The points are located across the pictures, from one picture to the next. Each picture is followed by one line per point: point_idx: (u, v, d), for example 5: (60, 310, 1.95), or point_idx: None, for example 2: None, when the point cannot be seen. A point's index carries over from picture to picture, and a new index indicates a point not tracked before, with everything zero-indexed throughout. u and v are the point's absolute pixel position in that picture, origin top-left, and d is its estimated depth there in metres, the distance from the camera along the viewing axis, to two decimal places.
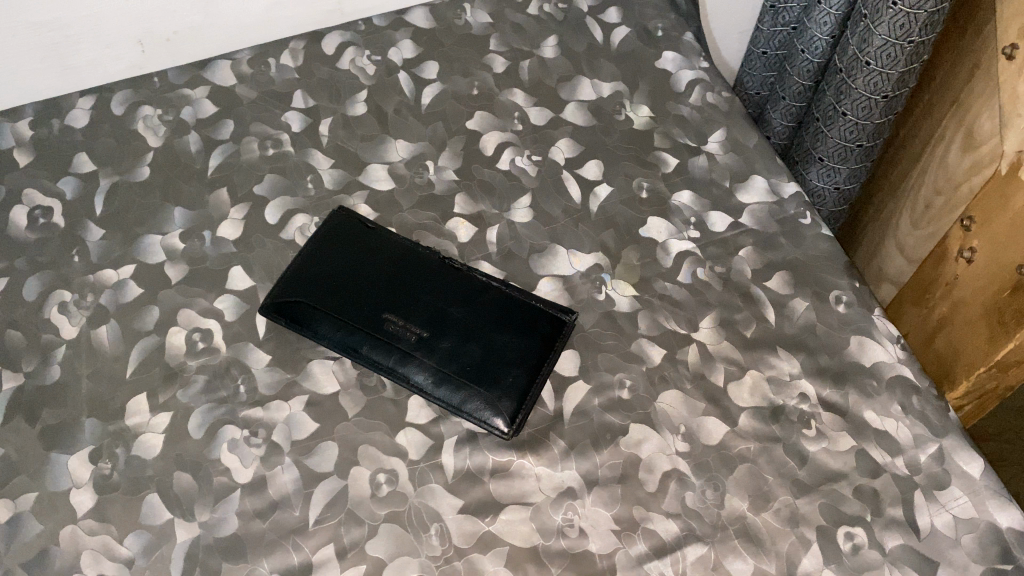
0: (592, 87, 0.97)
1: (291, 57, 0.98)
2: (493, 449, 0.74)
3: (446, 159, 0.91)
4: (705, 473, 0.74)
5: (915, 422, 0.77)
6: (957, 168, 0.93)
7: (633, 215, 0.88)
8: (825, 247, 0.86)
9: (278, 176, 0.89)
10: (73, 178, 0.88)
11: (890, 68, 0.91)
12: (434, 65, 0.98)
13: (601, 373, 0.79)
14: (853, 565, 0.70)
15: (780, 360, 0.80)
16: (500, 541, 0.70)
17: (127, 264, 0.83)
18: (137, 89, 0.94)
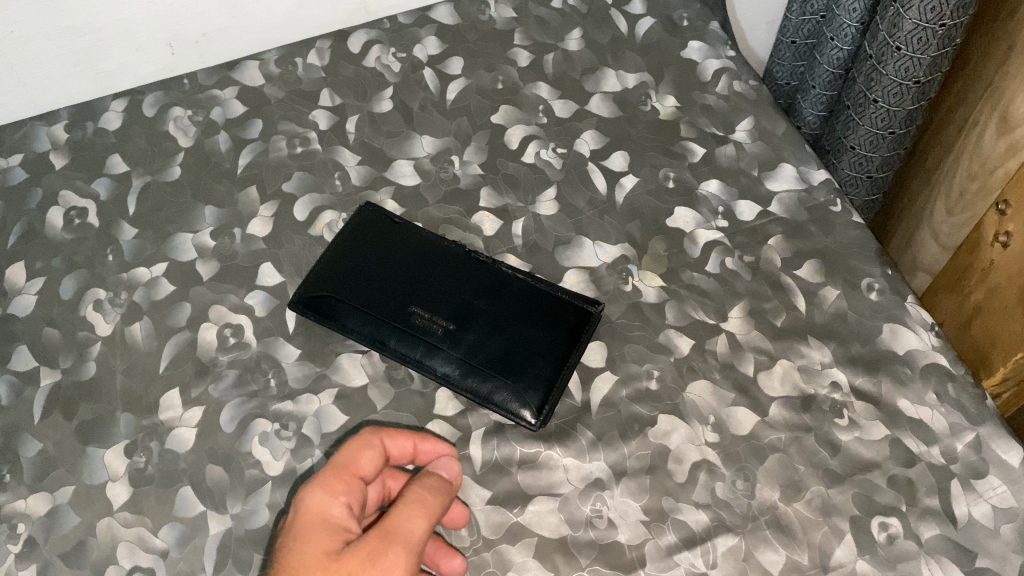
0: (617, 79, 0.97)
1: (318, 56, 0.99)
2: (520, 440, 0.74)
3: (471, 153, 0.91)
4: (735, 464, 0.73)
5: (951, 410, 0.75)
6: (992, 153, 0.92)
7: (660, 206, 0.88)
8: (855, 234, 0.85)
9: (306, 173, 0.90)
10: (107, 179, 0.90)
11: (922, 53, 0.89)
12: (459, 60, 0.98)
13: (629, 365, 0.78)
14: (888, 556, 0.69)
15: (810, 349, 0.79)
16: (528, 533, 0.70)
17: (159, 262, 0.85)
18: (167, 91, 0.96)
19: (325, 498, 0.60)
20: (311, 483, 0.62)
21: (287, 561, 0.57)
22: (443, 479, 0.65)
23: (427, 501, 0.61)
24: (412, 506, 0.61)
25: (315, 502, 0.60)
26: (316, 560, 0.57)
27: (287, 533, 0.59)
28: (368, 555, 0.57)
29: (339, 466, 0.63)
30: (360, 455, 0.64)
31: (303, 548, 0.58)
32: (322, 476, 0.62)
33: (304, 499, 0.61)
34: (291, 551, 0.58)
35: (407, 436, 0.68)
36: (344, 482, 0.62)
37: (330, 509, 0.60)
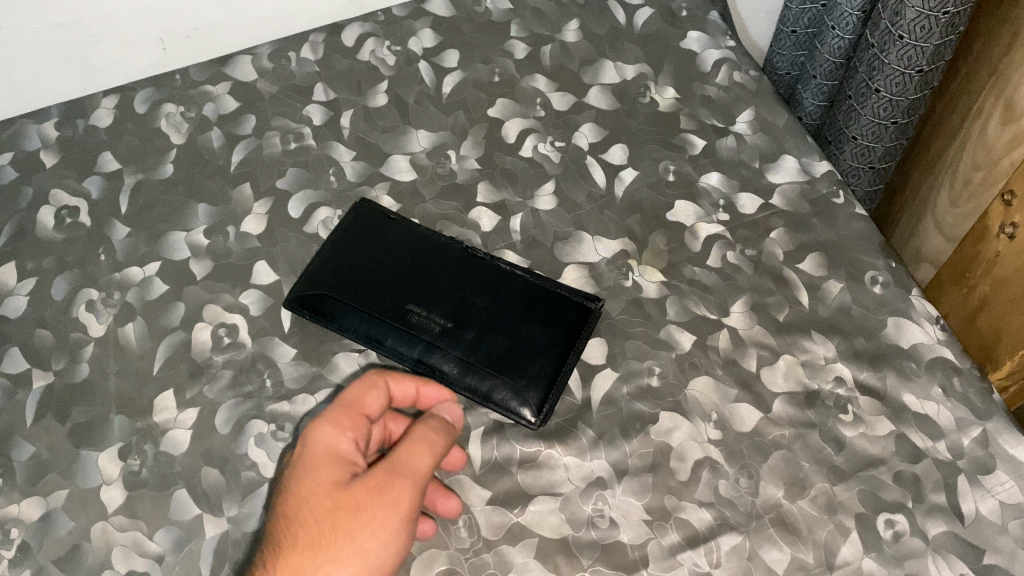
0: (615, 70, 0.95)
1: (312, 50, 0.97)
2: (520, 439, 0.73)
3: (468, 148, 0.90)
4: (738, 461, 0.72)
5: (957, 404, 0.74)
6: (997, 142, 0.90)
7: (660, 200, 0.86)
8: (859, 226, 0.83)
9: (300, 169, 0.88)
10: (98, 177, 0.88)
11: (925, 41, 0.87)
12: (455, 53, 0.97)
13: (630, 361, 0.77)
14: (895, 554, 0.68)
15: (814, 344, 0.78)
16: (529, 533, 0.69)
17: (152, 261, 0.83)
18: (159, 87, 0.94)
19: (333, 434, 0.67)
20: (321, 420, 0.68)
21: (300, 491, 0.64)
22: (446, 422, 0.69)
23: (427, 441, 0.66)
24: (414, 444, 0.65)
25: (325, 437, 0.67)
26: (324, 490, 0.64)
27: (300, 465, 0.66)
28: (372, 488, 0.63)
29: (347, 405, 0.68)
30: (366, 395, 0.69)
31: (314, 479, 0.64)
32: (331, 414, 0.68)
33: (314, 434, 0.67)
34: (303, 480, 0.65)
35: (412, 379, 0.72)
36: (351, 419, 0.68)
37: (339, 443, 0.67)
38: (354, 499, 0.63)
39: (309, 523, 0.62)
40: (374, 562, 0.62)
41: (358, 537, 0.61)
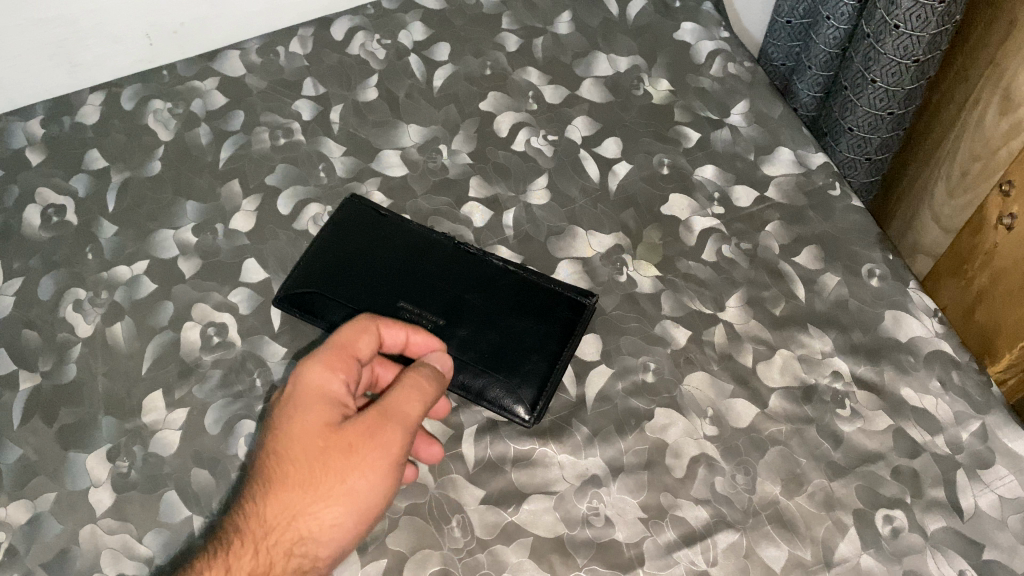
0: (608, 62, 0.94)
1: (300, 44, 0.96)
2: (514, 438, 0.72)
3: (459, 142, 0.89)
4: (735, 457, 0.71)
5: (956, 398, 0.73)
6: (995, 132, 0.89)
7: (654, 193, 0.85)
8: (855, 218, 0.82)
9: (290, 166, 0.87)
10: (85, 175, 0.87)
11: (921, 31, 0.86)
12: (446, 46, 0.96)
13: (625, 357, 0.76)
14: (893, 550, 0.67)
15: (811, 338, 0.77)
16: (523, 533, 0.68)
17: (140, 260, 0.82)
18: (146, 83, 0.93)
19: (325, 376, 0.65)
20: (311, 360, 0.66)
21: (289, 429, 0.63)
22: (439, 370, 0.68)
23: (420, 387, 0.65)
24: (407, 389, 0.64)
25: (316, 378, 0.65)
26: (315, 431, 0.63)
27: (288, 402, 0.65)
28: (364, 430, 0.62)
29: (338, 346, 0.66)
30: (358, 338, 0.67)
31: (303, 419, 0.63)
32: (320, 354, 0.66)
33: (303, 375, 0.65)
34: (292, 420, 0.63)
35: (402, 326, 0.71)
36: (343, 361, 0.66)
37: (329, 385, 0.65)
38: (342, 443, 0.62)
39: (297, 462, 0.62)
40: (362, 503, 0.62)
41: (347, 479, 0.61)
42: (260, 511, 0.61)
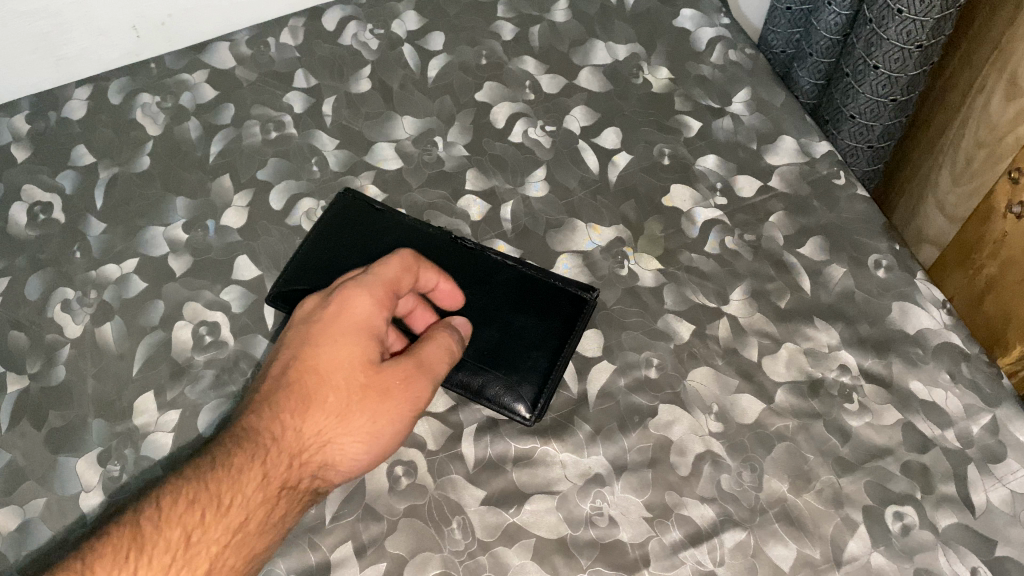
0: (606, 50, 0.92)
1: (291, 35, 0.94)
2: (514, 436, 0.71)
3: (455, 134, 0.87)
4: (741, 454, 0.70)
5: (966, 391, 0.71)
6: (1001, 118, 0.87)
7: (655, 184, 0.84)
8: (861, 208, 0.81)
9: (282, 159, 0.85)
10: (72, 171, 0.85)
11: (925, 15, 0.84)
12: (440, 35, 0.94)
13: (627, 353, 0.75)
14: (904, 547, 0.66)
15: (817, 331, 0.75)
16: (525, 534, 0.67)
17: (129, 258, 0.80)
18: (133, 77, 0.91)
19: (372, 310, 0.65)
20: (359, 288, 0.66)
21: (331, 353, 0.64)
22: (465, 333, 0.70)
23: (453, 347, 0.68)
24: (442, 347, 0.67)
25: (363, 310, 0.65)
26: (355, 364, 0.63)
27: (329, 323, 0.65)
28: (402, 379, 0.64)
29: (386, 283, 0.66)
30: (404, 277, 0.68)
31: (346, 346, 0.64)
32: (370, 285, 0.66)
33: (350, 301, 0.65)
34: (334, 348, 0.64)
35: (436, 272, 0.71)
36: (388, 299, 0.66)
37: (373, 318, 0.65)
38: (383, 381, 0.64)
39: (335, 392, 0.63)
40: (383, 445, 0.64)
41: (378, 421, 0.63)
42: (286, 429, 0.62)
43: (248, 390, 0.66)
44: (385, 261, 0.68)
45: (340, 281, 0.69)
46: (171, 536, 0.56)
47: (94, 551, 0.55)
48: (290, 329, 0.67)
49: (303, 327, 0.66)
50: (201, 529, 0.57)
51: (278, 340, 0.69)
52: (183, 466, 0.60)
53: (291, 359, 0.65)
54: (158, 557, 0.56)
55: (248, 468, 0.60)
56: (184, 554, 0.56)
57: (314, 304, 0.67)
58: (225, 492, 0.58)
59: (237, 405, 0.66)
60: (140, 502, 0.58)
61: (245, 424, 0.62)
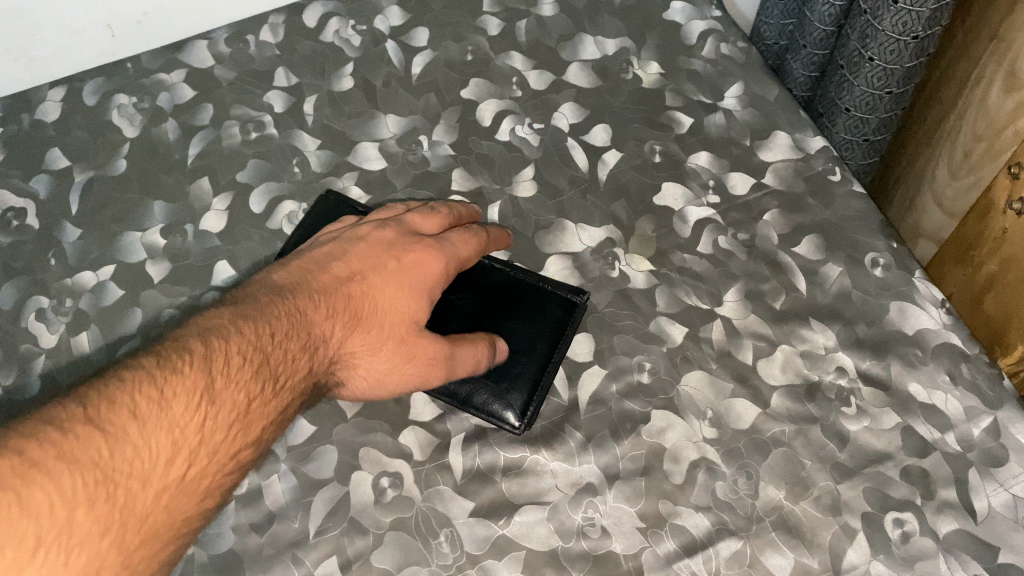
0: (595, 45, 0.90)
1: (271, 32, 0.91)
2: (503, 445, 0.69)
3: (441, 133, 0.85)
4: (736, 461, 0.68)
5: (966, 393, 0.69)
6: (1001, 111, 0.86)
7: (646, 182, 0.81)
8: (858, 205, 0.79)
9: (262, 161, 0.83)
10: (46, 175, 0.83)
11: (921, 5, 0.82)
12: (425, 31, 0.91)
13: (619, 358, 0.73)
14: (904, 555, 0.64)
15: (813, 333, 0.73)
16: (515, 546, 0.65)
17: (106, 265, 0.78)
18: (109, 77, 0.88)
19: (432, 276, 0.67)
20: (440, 254, 0.68)
21: (394, 294, 0.66)
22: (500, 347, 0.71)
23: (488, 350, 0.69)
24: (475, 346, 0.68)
25: (430, 270, 0.67)
26: (400, 317, 0.65)
27: (405, 269, 0.67)
28: (428, 354, 0.65)
29: (458, 259, 0.69)
30: (469, 256, 0.70)
31: (408, 296, 0.66)
32: (450, 257, 0.68)
33: (428, 261, 0.67)
34: (393, 291, 0.66)
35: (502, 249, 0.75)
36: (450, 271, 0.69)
37: (433, 280, 0.67)
38: (428, 353, 0.65)
39: (376, 333, 0.65)
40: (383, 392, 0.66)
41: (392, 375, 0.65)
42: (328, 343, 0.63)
43: (295, 271, 0.65)
44: (464, 239, 0.70)
45: (415, 226, 0.70)
46: (238, 395, 0.56)
47: (170, 383, 0.53)
48: (359, 245, 0.68)
49: (377, 254, 0.67)
50: (260, 399, 0.57)
51: (331, 243, 0.69)
52: (243, 322, 0.59)
53: (356, 276, 0.66)
54: (225, 411, 0.55)
55: (300, 359, 0.60)
56: (243, 418, 0.56)
57: (391, 238, 0.68)
58: (280, 370, 0.59)
59: (277, 275, 0.65)
60: (207, 345, 0.56)
61: (305, 311, 0.62)
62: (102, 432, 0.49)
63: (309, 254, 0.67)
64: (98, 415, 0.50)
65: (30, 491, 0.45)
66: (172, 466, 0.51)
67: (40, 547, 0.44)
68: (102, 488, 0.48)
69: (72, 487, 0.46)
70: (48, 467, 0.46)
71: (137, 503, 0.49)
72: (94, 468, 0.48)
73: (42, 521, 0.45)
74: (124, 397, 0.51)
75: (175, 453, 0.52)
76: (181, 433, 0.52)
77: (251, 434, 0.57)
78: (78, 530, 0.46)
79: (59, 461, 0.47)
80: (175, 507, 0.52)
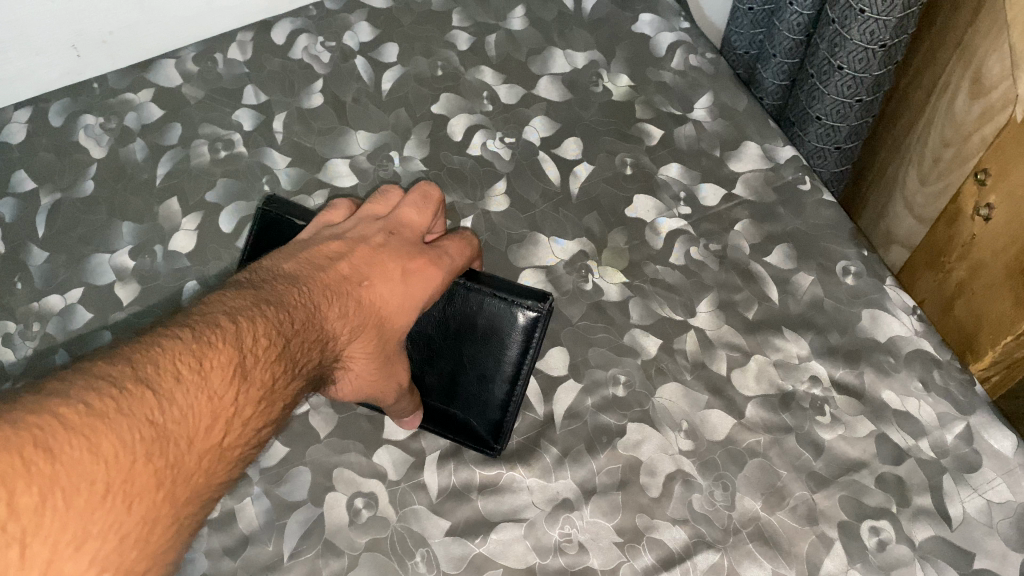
0: (565, 58, 0.90)
1: (239, 50, 0.90)
2: (478, 463, 0.69)
3: (412, 148, 0.84)
4: (712, 472, 0.68)
5: (939, 399, 0.70)
6: (966, 117, 0.86)
7: (618, 195, 0.82)
8: (828, 214, 0.79)
9: (231, 180, 0.82)
10: (12, 198, 0.81)
11: (887, 14, 0.82)
12: (394, 46, 0.91)
13: (593, 371, 0.73)
14: (881, 563, 0.64)
15: (786, 342, 0.73)
16: (492, 564, 0.64)
17: (73, 288, 0.77)
18: (75, 97, 0.87)
19: (421, 291, 0.64)
20: (439, 270, 0.64)
21: (398, 301, 0.62)
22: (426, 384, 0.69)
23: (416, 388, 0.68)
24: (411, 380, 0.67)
25: (429, 282, 0.64)
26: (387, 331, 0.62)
27: (411, 279, 0.63)
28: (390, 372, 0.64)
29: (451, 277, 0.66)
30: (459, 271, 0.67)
31: (407, 309, 0.63)
32: (446, 274, 0.65)
33: (427, 275, 0.64)
34: (389, 299, 0.62)
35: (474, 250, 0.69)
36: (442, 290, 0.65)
37: (429, 293, 0.64)
38: (397, 373, 0.64)
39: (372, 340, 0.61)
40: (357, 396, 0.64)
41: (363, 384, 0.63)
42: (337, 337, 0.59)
43: (308, 262, 0.62)
44: (460, 248, 0.67)
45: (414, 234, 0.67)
46: (270, 370, 0.52)
47: (209, 350, 0.49)
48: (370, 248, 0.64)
49: (386, 258, 0.64)
50: (289, 375, 0.54)
51: (340, 239, 0.65)
52: (270, 300, 0.56)
53: (365, 274, 0.62)
54: (260, 384, 0.51)
55: (318, 346, 0.57)
56: (275, 391, 0.53)
57: (397, 245, 0.65)
58: (304, 351, 0.56)
59: (289, 265, 0.62)
60: (239, 317, 0.53)
61: (324, 298, 0.59)
62: (153, 391, 0.46)
63: (322, 246, 0.64)
64: (147, 374, 0.46)
65: (95, 439, 0.42)
66: (215, 430, 0.48)
67: (107, 496, 0.42)
68: (157, 446, 0.45)
69: (131, 439, 0.44)
70: (109, 418, 0.43)
71: (186, 463, 0.46)
72: (149, 425, 0.45)
73: (107, 470, 0.42)
74: (169, 360, 0.48)
75: (218, 417, 0.48)
76: (223, 399, 0.49)
77: (282, 408, 0.54)
78: (136, 482, 0.43)
79: (118, 413, 0.44)
80: (216, 474, 0.48)
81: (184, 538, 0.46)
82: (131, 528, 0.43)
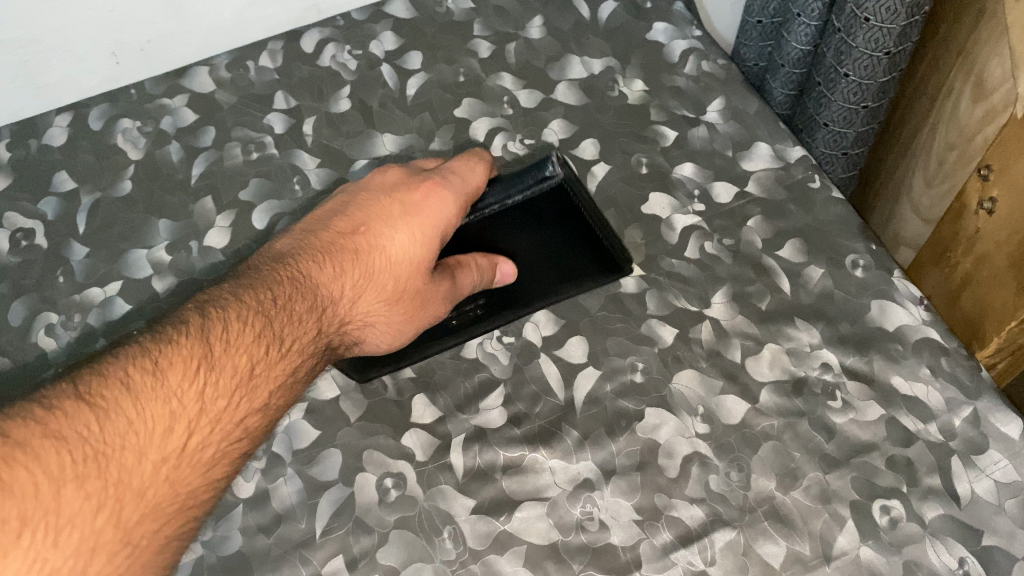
0: (582, 65, 0.94)
1: (270, 58, 0.95)
2: (503, 445, 0.71)
3: (435, 149, 0.88)
4: (728, 455, 0.70)
5: (946, 385, 0.72)
6: (970, 120, 0.89)
7: (634, 193, 0.85)
8: (837, 210, 0.82)
9: (263, 180, 0.86)
10: (54, 198, 0.85)
11: (890, 23, 0.85)
12: (418, 54, 0.95)
13: (612, 359, 0.76)
14: (893, 540, 0.66)
15: (797, 331, 0.76)
16: (517, 541, 0.67)
17: (112, 281, 0.80)
18: (114, 103, 0.92)
19: (438, 207, 0.69)
20: (450, 191, 0.70)
21: (405, 242, 0.68)
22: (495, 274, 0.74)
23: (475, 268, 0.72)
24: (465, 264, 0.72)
25: (439, 207, 0.69)
26: (403, 266, 0.68)
27: (411, 212, 0.69)
28: (423, 296, 0.69)
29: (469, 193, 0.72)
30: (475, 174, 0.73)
31: (422, 243, 0.69)
32: (460, 191, 0.71)
33: (435, 202, 0.69)
34: (404, 240, 0.68)
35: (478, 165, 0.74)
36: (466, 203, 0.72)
37: (446, 216, 0.70)
38: (431, 305, 0.70)
39: (384, 288, 0.67)
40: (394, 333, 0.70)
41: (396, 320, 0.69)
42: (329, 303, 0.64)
43: (300, 237, 0.68)
44: (470, 164, 0.73)
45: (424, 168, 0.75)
46: (236, 360, 0.56)
47: (164, 355, 0.53)
48: (369, 199, 0.70)
49: (382, 203, 0.70)
50: (259, 362, 0.57)
51: (347, 196, 0.72)
52: (237, 294, 0.60)
53: (361, 221, 0.69)
54: (223, 375, 0.55)
55: (305, 325, 0.62)
56: (247, 379, 0.56)
57: (394, 182, 0.72)
58: (283, 331, 0.60)
59: (281, 246, 0.67)
60: (202, 315, 0.57)
61: (309, 271, 0.64)
62: (95, 408, 0.50)
63: (318, 220, 0.70)
64: (88, 393, 0.50)
65: (19, 469, 0.45)
66: (172, 434, 0.52)
67: (25, 532, 0.44)
68: (93, 464, 0.48)
69: (61, 463, 0.47)
70: (38, 448, 0.46)
71: (135, 477, 0.49)
72: (85, 444, 0.48)
73: (28, 503, 0.45)
74: (119, 372, 0.52)
75: (174, 419, 0.52)
76: (179, 402, 0.52)
77: (257, 401, 0.57)
78: (68, 509, 0.46)
79: (47, 441, 0.47)
80: (179, 479, 0.51)
81: (146, 558, 0.49)
82: (65, 562, 0.45)
